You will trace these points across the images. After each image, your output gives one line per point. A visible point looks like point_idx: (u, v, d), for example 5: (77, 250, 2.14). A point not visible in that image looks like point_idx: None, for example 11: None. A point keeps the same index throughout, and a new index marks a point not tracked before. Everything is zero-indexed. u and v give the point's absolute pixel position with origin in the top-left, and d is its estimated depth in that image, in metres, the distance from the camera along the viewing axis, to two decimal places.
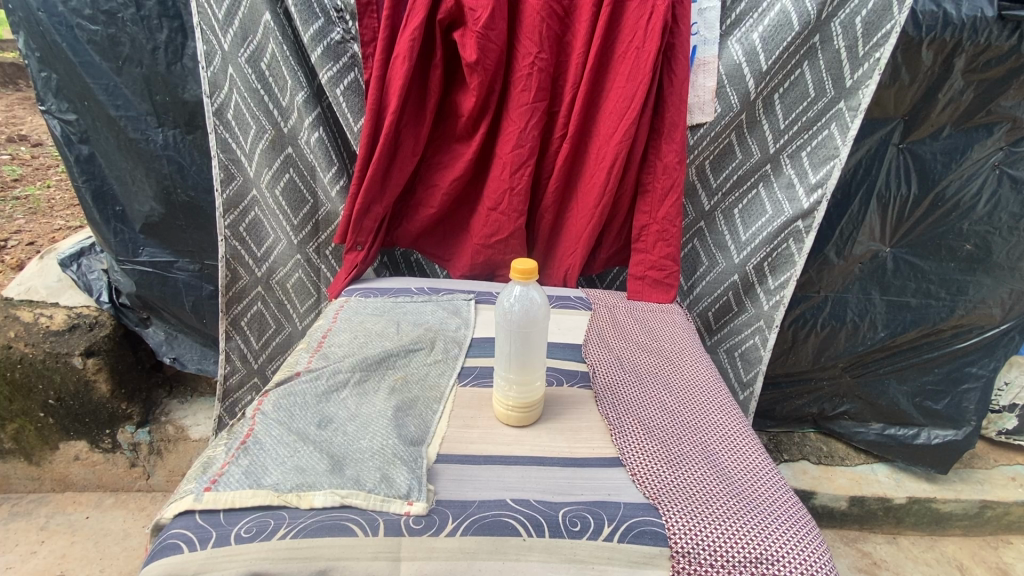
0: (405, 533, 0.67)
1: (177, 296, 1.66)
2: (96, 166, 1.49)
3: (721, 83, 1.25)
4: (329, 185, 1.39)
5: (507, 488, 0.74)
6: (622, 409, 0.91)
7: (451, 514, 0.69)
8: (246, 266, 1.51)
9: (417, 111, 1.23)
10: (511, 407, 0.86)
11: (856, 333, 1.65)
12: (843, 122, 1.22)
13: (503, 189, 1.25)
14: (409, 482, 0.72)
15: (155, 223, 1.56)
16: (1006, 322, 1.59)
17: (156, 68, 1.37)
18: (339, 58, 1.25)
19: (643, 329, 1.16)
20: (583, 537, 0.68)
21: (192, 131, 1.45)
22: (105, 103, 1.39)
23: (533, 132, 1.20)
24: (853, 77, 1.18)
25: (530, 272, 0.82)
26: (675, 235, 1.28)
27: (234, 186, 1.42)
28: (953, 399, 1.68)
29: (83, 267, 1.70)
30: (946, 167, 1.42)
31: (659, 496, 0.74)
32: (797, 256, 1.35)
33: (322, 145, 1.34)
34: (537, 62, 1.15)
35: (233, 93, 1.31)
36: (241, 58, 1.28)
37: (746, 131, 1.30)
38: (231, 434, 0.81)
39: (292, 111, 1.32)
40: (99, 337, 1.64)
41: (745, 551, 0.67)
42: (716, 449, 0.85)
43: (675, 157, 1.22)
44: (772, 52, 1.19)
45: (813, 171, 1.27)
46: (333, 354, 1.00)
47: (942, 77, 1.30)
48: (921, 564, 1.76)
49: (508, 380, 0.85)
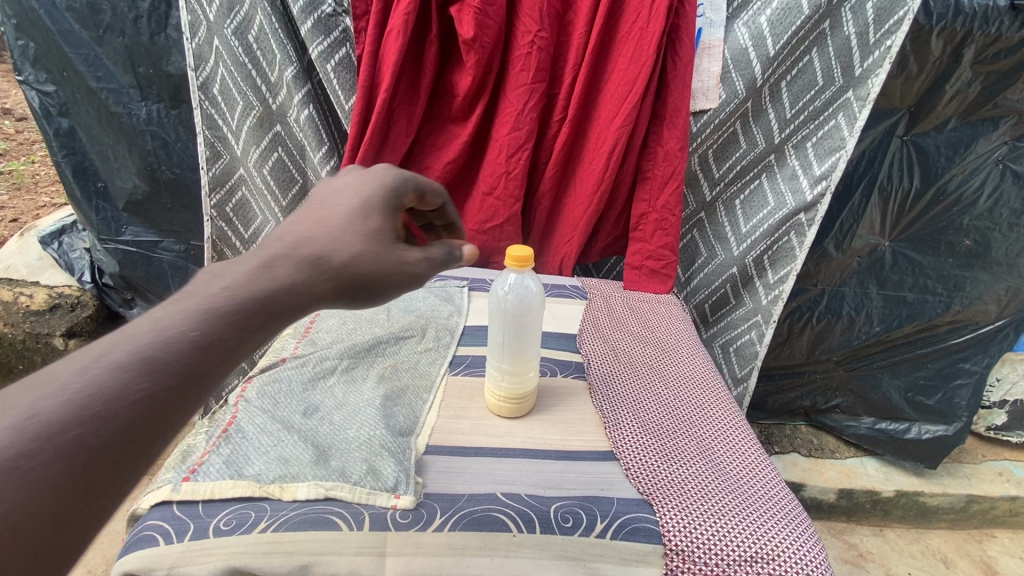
0: (390, 528, 0.64)
1: (162, 278, 1.62)
2: (76, 141, 1.43)
3: (726, 68, 1.23)
4: (319, 166, 1.34)
5: (498, 482, 0.72)
6: (616, 402, 0.89)
7: (439, 508, 0.67)
8: (234, 249, 1.48)
9: (411, 90, 1.18)
10: (505, 398, 0.83)
11: (851, 327, 1.65)
12: (851, 112, 1.17)
13: (498, 173, 1.21)
14: (395, 475, 0.69)
15: (138, 201, 1.51)
16: (1001, 319, 1.57)
17: (138, 38, 1.30)
18: (330, 32, 1.19)
19: (639, 320, 1.14)
20: (575, 534, 0.66)
21: (177, 106, 1.38)
22: (86, 74, 1.34)
23: (530, 114, 1.16)
24: (863, 66, 1.13)
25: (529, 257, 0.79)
26: (674, 224, 1.25)
27: (220, 165, 1.37)
28: (945, 394, 1.69)
29: (64, 245, 1.66)
30: (949, 161, 1.39)
31: (654, 492, 0.72)
32: (798, 250, 1.32)
33: (312, 123, 1.29)
34: (537, 41, 1.11)
35: (220, 66, 1.26)
36: (227, 30, 1.22)
37: (751, 120, 1.27)
38: (212, 422, 0.78)
39: (281, 87, 1.26)
40: (80, 318, 1.59)
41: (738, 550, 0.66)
42: (711, 444, 0.83)
43: (676, 145, 1.19)
44: (780, 37, 1.16)
45: (818, 162, 1.24)
46: (320, 340, 0.97)
47: (948, 67, 1.27)
48: (907, 557, 1.77)
49: (500, 370, 0.82)
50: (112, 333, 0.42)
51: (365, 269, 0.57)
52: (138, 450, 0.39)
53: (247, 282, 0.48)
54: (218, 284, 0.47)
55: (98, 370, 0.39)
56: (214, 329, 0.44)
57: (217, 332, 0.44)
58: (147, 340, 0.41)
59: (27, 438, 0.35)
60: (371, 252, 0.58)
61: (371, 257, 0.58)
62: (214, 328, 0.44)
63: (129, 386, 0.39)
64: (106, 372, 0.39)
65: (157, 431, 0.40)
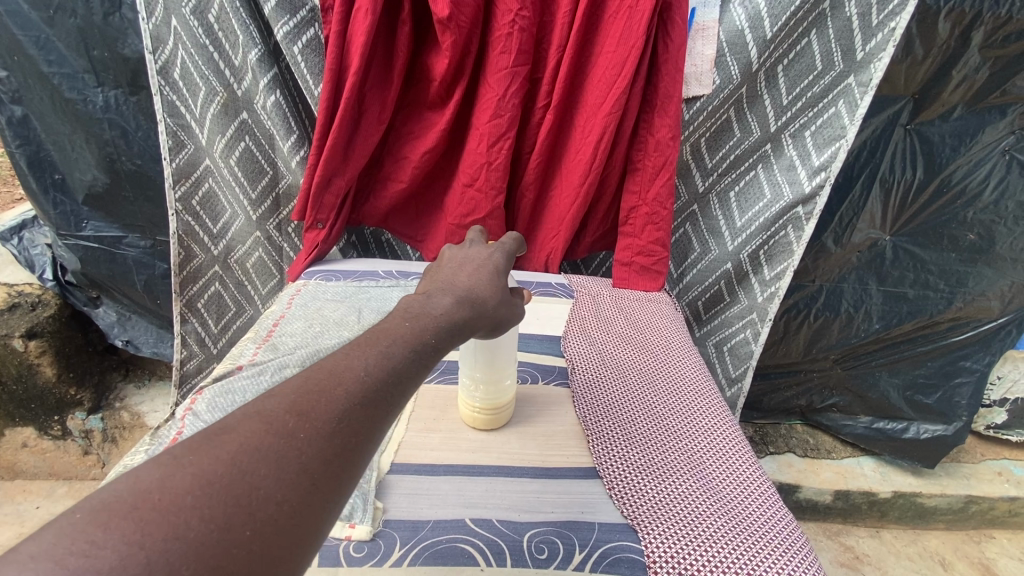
0: (343, 563, 0.57)
1: (128, 275, 1.54)
2: (30, 130, 1.34)
3: (721, 51, 1.15)
4: (289, 155, 1.26)
5: (467, 506, 0.65)
6: (602, 412, 0.82)
7: (399, 539, 0.60)
8: (201, 244, 1.39)
9: (384, 74, 1.10)
10: (481, 413, 0.76)
11: (850, 324, 1.59)
12: (852, 99, 1.10)
13: (479, 163, 1.13)
14: (351, 501, 0.63)
15: (99, 194, 1.42)
16: (1003, 316, 1.52)
17: (91, 18, 1.21)
18: (296, 11, 1.10)
19: (628, 321, 1.07)
20: (550, 566, 0.59)
21: (137, 92, 1.30)
22: (37, 58, 1.24)
23: (512, 101, 1.08)
24: (865, 49, 1.05)
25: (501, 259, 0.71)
26: (666, 218, 1.17)
27: (184, 155, 1.28)
28: (944, 393, 1.63)
29: (25, 241, 1.55)
30: (954, 151, 1.33)
31: (639, 516, 0.65)
32: (795, 245, 1.25)
33: (279, 110, 1.20)
34: (517, 21, 1.02)
35: (178, 49, 1.17)
36: (184, 9, 1.13)
37: (746, 107, 1.20)
38: (154, 439, 0.71)
39: (245, 72, 1.18)
40: (41, 319, 1.51)
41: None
42: (704, 458, 0.76)
43: (668, 133, 1.11)
44: (778, 18, 1.08)
45: (817, 152, 1.16)
46: (282, 345, 0.90)
47: (956, 51, 1.20)
48: (904, 559, 1.73)
49: (474, 381, 0.74)
50: (358, 348, 0.47)
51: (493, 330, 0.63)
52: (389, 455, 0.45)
53: (450, 314, 0.55)
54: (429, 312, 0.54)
55: (364, 378, 0.45)
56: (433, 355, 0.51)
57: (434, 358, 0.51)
58: (390, 356, 0.48)
59: (326, 427, 0.40)
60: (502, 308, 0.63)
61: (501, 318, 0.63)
62: (435, 352, 0.51)
63: (385, 394, 0.45)
64: (369, 380, 0.45)
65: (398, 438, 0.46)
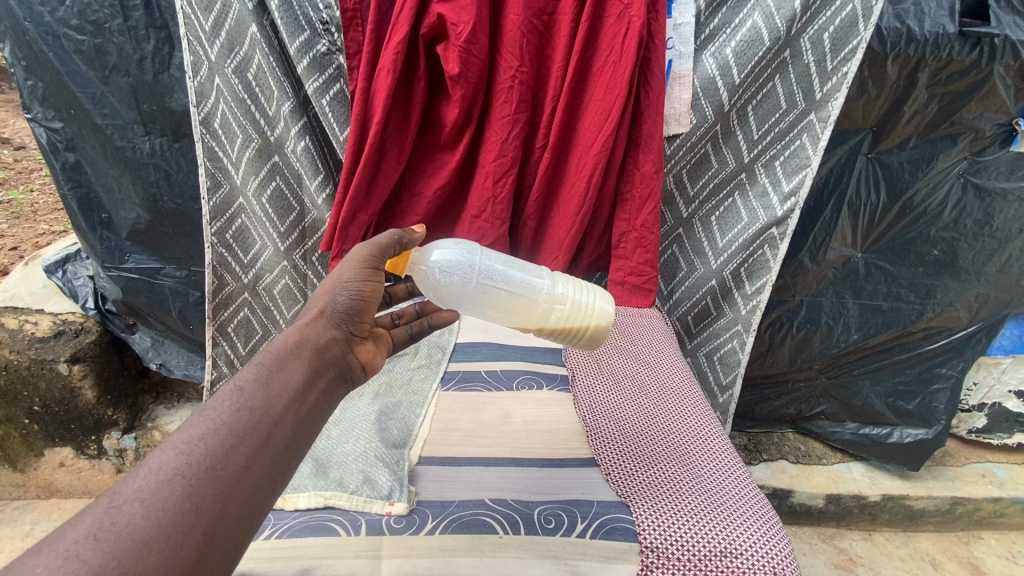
0: (385, 532, 0.69)
1: (163, 303, 1.68)
2: (82, 175, 1.49)
3: (696, 95, 1.30)
4: (316, 194, 1.41)
5: (486, 489, 0.78)
6: (600, 410, 0.95)
7: (430, 514, 0.72)
8: (233, 273, 1.53)
9: (401, 122, 1.25)
10: (577, 304, 0.91)
11: (830, 335, 1.71)
12: (814, 133, 1.26)
13: (485, 197, 1.28)
14: (390, 484, 0.75)
15: (141, 230, 1.57)
16: (972, 324, 1.64)
17: (143, 77, 1.38)
18: (325, 69, 1.26)
19: (625, 333, 1.20)
20: (556, 534, 0.71)
21: (179, 140, 1.46)
22: (92, 111, 1.40)
23: (514, 142, 1.24)
24: (822, 91, 1.22)
25: (401, 262, 0.90)
26: (653, 241, 1.32)
27: (220, 195, 1.43)
28: (924, 398, 1.75)
29: (68, 273, 1.69)
30: (913, 176, 1.47)
31: (631, 494, 0.78)
32: (772, 262, 1.40)
33: (309, 154, 1.37)
34: (518, 75, 1.19)
35: (220, 102, 1.33)
36: (228, 68, 1.29)
37: (721, 142, 1.35)
38: None
39: (278, 121, 1.34)
40: (84, 344, 1.64)
41: (685, 553, 0.69)
42: (687, 448, 0.88)
43: (652, 167, 1.26)
44: (744, 66, 1.23)
45: (786, 179, 1.32)
46: None
47: (906, 89, 1.35)
48: (895, 560, 1.81)
49: (550, 301, 0.93)
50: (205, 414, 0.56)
51: (358, 292, 0.77)
52: (216, 536, 0.49)
53: (274, 349, 0.66)
54: (237, 383, 0.60)
55: (144, 479, 0.48)
56: (246, 422, 0.56)
57: (252, 422, 0.56)
58: (182, 442, 0.52)
59: (80, 549, 0.43)
60: (335, 297, 0.75)
61: (340, 301, 0.76)
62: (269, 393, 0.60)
63: (177, 482, 0.49)
64: (153, 476, 0.49)
65: (231, 510, 0.51)
